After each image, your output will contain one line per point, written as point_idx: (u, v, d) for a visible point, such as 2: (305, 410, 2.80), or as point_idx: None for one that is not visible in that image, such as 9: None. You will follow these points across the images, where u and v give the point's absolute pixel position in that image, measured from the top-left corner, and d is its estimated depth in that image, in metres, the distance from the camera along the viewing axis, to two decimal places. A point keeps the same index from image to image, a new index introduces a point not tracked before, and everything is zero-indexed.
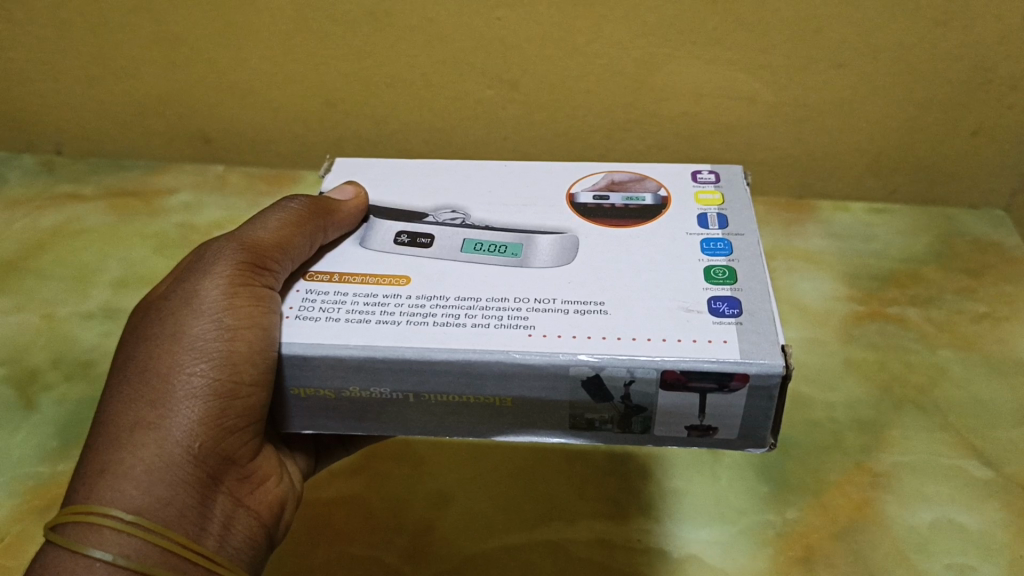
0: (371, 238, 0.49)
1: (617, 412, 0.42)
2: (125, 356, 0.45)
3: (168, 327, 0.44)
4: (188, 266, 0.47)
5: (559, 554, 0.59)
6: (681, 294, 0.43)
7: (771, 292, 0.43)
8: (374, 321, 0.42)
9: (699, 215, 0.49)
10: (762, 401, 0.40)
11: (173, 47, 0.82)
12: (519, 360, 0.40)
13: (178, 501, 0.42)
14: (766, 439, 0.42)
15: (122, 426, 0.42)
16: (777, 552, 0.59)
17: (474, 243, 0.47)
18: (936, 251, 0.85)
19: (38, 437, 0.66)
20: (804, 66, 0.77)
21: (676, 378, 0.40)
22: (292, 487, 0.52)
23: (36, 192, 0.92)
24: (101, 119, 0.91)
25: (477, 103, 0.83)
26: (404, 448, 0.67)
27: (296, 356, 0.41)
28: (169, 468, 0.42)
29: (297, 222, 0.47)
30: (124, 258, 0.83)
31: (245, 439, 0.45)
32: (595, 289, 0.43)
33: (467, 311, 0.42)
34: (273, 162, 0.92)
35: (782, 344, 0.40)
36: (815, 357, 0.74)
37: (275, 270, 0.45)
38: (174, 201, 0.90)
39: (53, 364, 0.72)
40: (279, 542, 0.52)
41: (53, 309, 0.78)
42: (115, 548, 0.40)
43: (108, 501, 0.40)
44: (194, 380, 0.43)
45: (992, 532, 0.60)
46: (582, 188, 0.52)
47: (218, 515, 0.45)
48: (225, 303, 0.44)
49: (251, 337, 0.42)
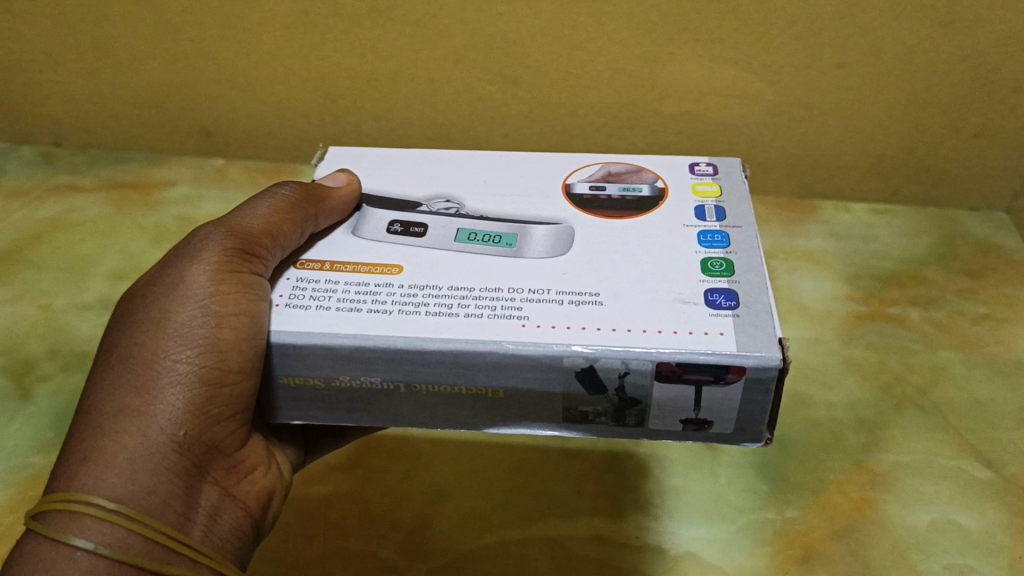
0: (364, 227, 0.48)
1: (610, 405, 0.41)
2: (110, 343, 0.45)
3: (154, 314, 0.44)
4: (175, 252, 0.47)
5: (557, 551, 0.59)
6: (676, 286, 0.43)
7: (767, 284, 0.43)
8: (365, 310, 0.42)
9: (696, 208, 0.49)
10: (759, 395, 0.40)
11: (174, 39, 0.82)
12: (512, 351, 0.39)
13: (162, 490, 0.42)
14: (763, 434, 0.42)
15: (106, 413, 0.42)
16: (776, 551, 0.59)
17: (467, 233, 0.47)
18: (938, 252, 0.85)
19: (34, 428, 0.66)
20: (807, 65, 0.77)
21: (671, 371, 0.39)
22: (280, 478, 0.51)
23: (35, 183, 0.92)
24: (101, 111, 0.90)
25: (478, 99, 0.83)
26: (396, 442, 0.67)
27: (286, 345, 0.41)
28: (153, 457, 0.42)
29: (287, 209, 0.47)
30: (122, 250, 0.83)
31: (232, 428, 0.45)
32: (591, 280, 0.43)
33: (460, 301, 0.42)
34: (273, 156, 0.92)
35: (778, 338, 0.39)
36: (815, 357, 0.74)
37: (265, 257, 0.45)
38: (173, 193, 0.90)
39: (50, 355, 0.72)
40: (267, 534, 0.51)
41: (50, 300, 0.77)
42: (97, 537, 0.39)
43: (90, 489, 0.40)
44: (179, 368, 0.43)
45: (992, 533, 0.60)
46: (579, 179, 0.52)
47: (204, 505, 0.44)
48: (212, 290, 0.44)
49: (238, 324, 0.41)
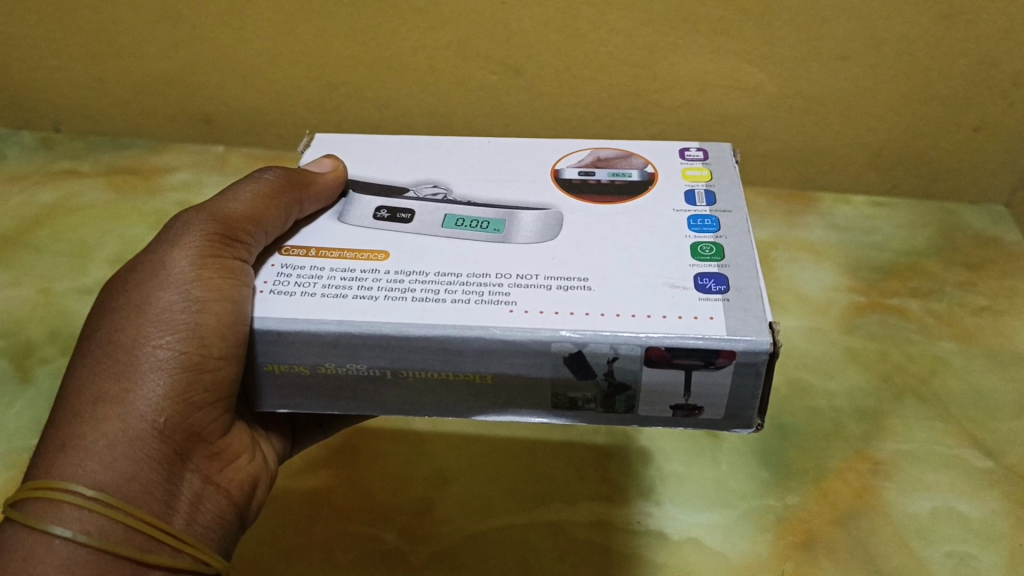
0: (350, 213, 0.48)
1: (599, 391, 0.41)
2: (90, 329, 0.44)
3: (135, 300, 0.44)
4: (157, 238, 0.47)
5: (560, 535, 0.59)
6: (665, 271, 0.43)
7: (758, 268, 0.43)
8: (351, 296, 0.41)
9: (686, 192, 0.49)
10: (750, 378, 0.39)
11: (176, 26, 0.82)
12: (499, 335, 0.39)
13: (143, 477, 0.41)
14: (753, 420, 0.41)
15: (85, 400, 0.42)
16: (777, 537, 0.59)
17: (455, 219, 0.47)
18: (938, 244, 0.85)
19: (33, 410, 0.65)
20: (809, 56, 0.77)
21: (661, 355, 0.39)
22: (265, 466, 0.51)
23: (34, 169, 0.91)
24: (101, 97, 0.90)
25: (480, 88, 0.83)
26: (389, 429, 0.67)
27: (270, 331, 0.41)
28: (133, 444, 0.41)
29: (272, 195, 0.47)
30: (122, 235, 0.83)
31: (214, 415, 0.45)
32: (579, 266, 0.43)
33: (447, 286, 0.42)
34: (274, 144, 0.92)
35: (769, 321, 0.39)
36: (815, 346, 0.73)
37: (248, 242, 0.44)
38: (173, 179, 0.90)
39: (50, 338, 0.71)
40: (252, 523, 0.51)
41: (50, 284, 0.77)
42: (76, 525, 0.39)
43: (69, 476, 0.40)
44: (160, 354, 0.43)
45: (992, 521, 0.60)
46: (568, 165, 0.52)
47: (187, 493, 0.44)
48: (195, 275, 0.44)
49: (220, 309, 0.41)
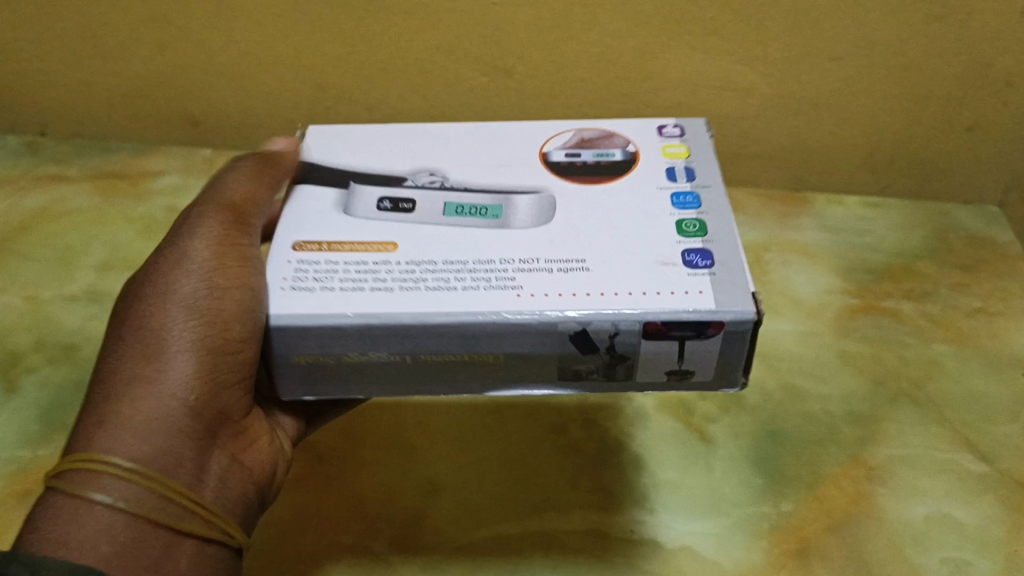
0: (354, 205, 0.47)
1: (601, 363, 0.42)
2: (119, 316, 0.46)
3: (160, 286, 0.45)
4: (171, 231, 0.49)
5: (554, 546, 0.58)
6: (652, 248, 0.43)
7: (738, 239, 0.44)
8: (367, 287, 0.42)
9: (668, 170, 0.49)
10: (737, 344, 0.41)
11: (162, 28, 0.81)
12: (509, 319, 0.40)
13: (176, 451, 0.43)
14: (738, 379, 0.43)
15: (118, 380, 0.43)
16: (771, 544, 0.58)
17: (455, 207, 0.46)
18: (931, 246, 0.84)
19: (19, 423, 0.62)
20: (801, 57, 0.77)
21: (657, 329, 0.40)
22: (285, 451, 0.52)
23: (19, 173, 0.87)
24: (88, 100, 0.88)
25: (471, 90, 0.82)
26: (381, 438, 0.66)
27: (297, 328, 0.40)
28: (165, 420, 0.43)
29: (255, 176, 0.52)
30: (109, 240, 0.78)
31: (239, 395, 0.46)
32: (574, 248, 0.43)
33: (456, 275, 0.42)
34: (262, 147, 0.90)
35: (753, 291, 0.41)
36: (808, 351, 0.73)
37: (251, 227, 0.50)
38: (160, 183, 0.87)
39: (36, 347, 0.68)
40: (272, 506, 0.52)
41: (35, 292, 0.73)
42: (116, 493, 0.40)
43: (106, 449, 0.41)
44: (187, 336, 0.44)
45: (987, 527, 0.60)
46: (554, 147, 0.51)
47: (215, 470, 0.45)
48: (212, 262, 0.46)
49: (243, 292, 0.43)
